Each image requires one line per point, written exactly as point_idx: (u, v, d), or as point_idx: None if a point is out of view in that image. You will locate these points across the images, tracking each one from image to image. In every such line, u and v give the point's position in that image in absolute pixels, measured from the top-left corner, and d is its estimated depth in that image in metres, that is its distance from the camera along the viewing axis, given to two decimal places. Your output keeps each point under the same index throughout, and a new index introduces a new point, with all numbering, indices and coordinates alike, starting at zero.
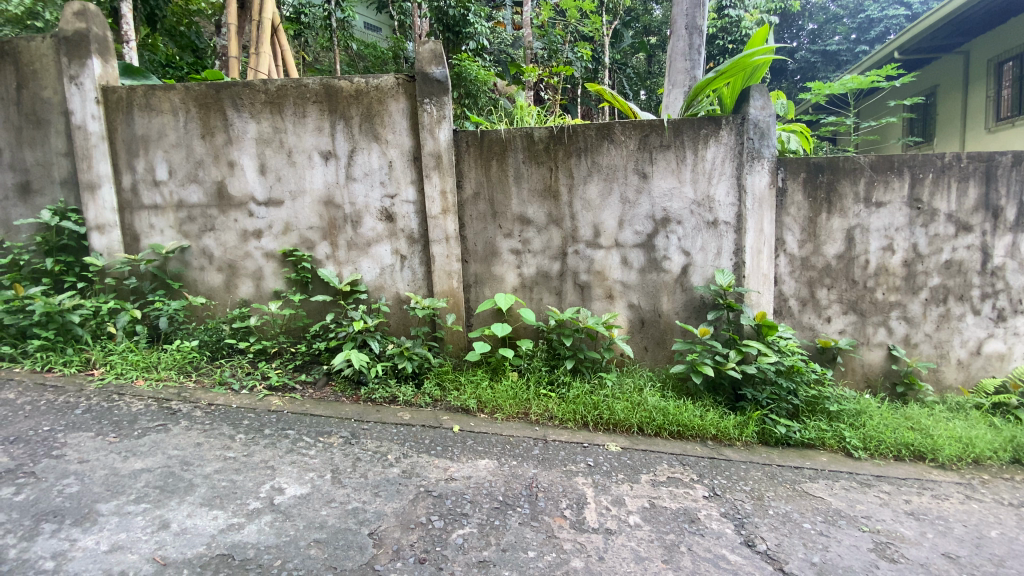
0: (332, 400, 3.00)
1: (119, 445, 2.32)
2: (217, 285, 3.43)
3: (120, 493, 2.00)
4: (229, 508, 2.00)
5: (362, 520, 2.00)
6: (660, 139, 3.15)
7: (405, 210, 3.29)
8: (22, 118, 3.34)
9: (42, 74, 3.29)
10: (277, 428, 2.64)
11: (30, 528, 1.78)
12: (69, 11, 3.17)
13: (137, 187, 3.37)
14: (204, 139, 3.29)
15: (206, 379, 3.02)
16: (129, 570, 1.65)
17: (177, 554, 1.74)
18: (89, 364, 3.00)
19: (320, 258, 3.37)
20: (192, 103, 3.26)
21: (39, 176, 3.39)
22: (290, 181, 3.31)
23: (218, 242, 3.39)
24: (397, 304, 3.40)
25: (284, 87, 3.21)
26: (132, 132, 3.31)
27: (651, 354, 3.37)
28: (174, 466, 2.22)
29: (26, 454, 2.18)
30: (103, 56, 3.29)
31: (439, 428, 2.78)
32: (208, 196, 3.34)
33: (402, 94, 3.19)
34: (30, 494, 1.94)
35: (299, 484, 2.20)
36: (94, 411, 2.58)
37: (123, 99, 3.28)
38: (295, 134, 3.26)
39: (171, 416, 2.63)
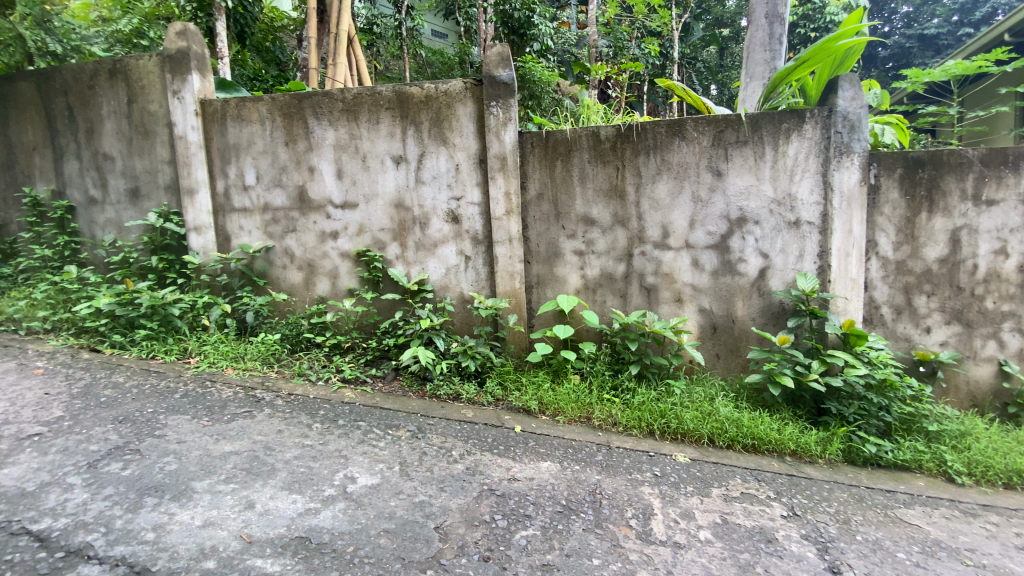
0: (400, 394, 3.11)
1: (211, 428, 2.52)
2: (297, 282, 3.66)
3: (211, 473, 2.17)
4: (306, 493, 2.12)
5: (428, 513, 2.05)
6: (735, 135, 3.00)
7: (470, 212, 3.34)
8: (133, 130, 3.73)
9: (150, 90, 3.65)
10: (349, 419, 2.76)
11: (135, 500, 1.96)
12: (172, 32, 3.49)
13: (229, 191, 3.66)
14: (288, 146, 3.52)
15: (286, 370, 3.22)
16: (220, 545, 1.79)
17: (261, 533, 1.86)
18: (186, 353, 3.29)
19: (390, 258, 3.49)
20: (277, 113, 3.50)
21: (147, 182, 3.77)
22: (364, 185, 3.46)
23: (299, 242, 3.61)
24: (462, 304, 3.46)
25: (360, 95, 3.36)
26: (225, 141, 3.60)
27: (724, 362, 3.21)
28: (259, 450, 2.38)
29: (133, 432, 2.42)
30: (201, 71, 3.60)
31: (501, 428, 2.80)
32: (290, 200, 3.57)
33: (469, 97, 3.25)
34: (135, 469, 2.15)
35: (370, 474, 2.28)
36: (190, 396, 2.83)
37: (218, 111, 3.57)
38: (369, 139, 3.40)
39: (256, 403, 2.83)
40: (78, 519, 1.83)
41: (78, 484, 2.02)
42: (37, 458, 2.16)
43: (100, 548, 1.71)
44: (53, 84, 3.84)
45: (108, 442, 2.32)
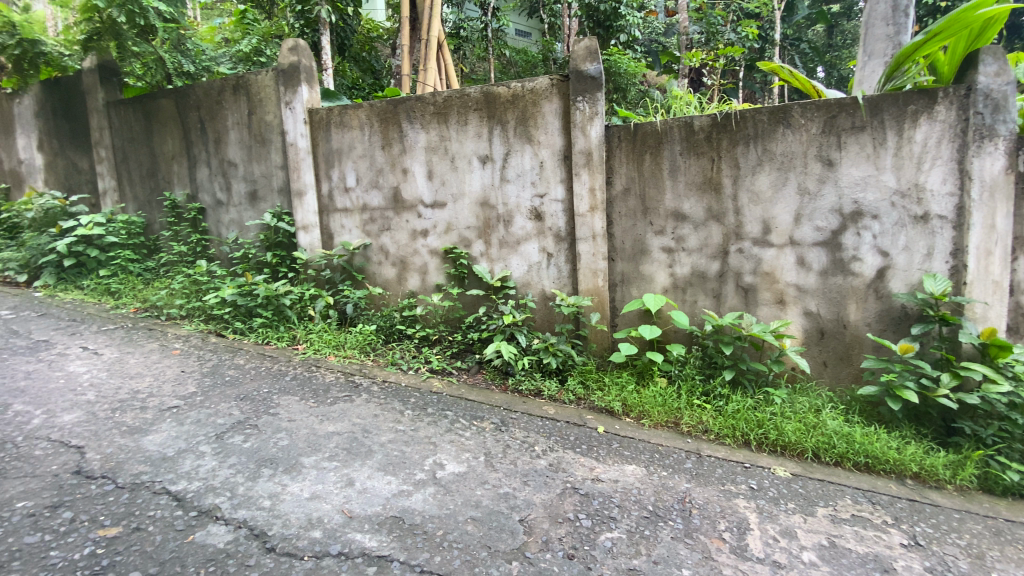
0: (484, 387, 3.20)
1: (317, 409, 2.76)
2: (390, 278, 3.88)
3: (317, 450, 2.37)
4: (399, 475, 2.24)
5: (513, 506, 2.08)
6: (851, 120, 2.72)
7: (554, 209, 3.34)
8: (253, 138, 4.15)
9: (266, 102, 4.04)
10: (437, 408, 2.88)
11: (254, 470, 2.19)
12: (286, 48, 3.83)
13: (332, 193, 3.96)
14: (384, 149, 3.74)
15: (381, 359, 3.44)
16: (325, 517, 1.95)
17: (360, 510, 2.00)
18: (295, 340, 3.62)
19: (475, 255, 3.59)
20: (375, 118, 3.72)
21: (264, 185, 4.18)
22: (452, 185, 3.59)
23: (393, 240, 3.82)
24: (544, 301, 3.47)
25: (450, 97, 3.48)
26: (329, 147, 3.90)
27: (832, 371, 2.93)
28: (357, 432, 2.56)
29: (252, 409, 2.71)
30: (309, 83, 3.92)
31: (584, 427, 2.77)
32: (385, 200, 3.79)
33: (556, 94, 3.24)
34: (254, 443, 2.39)
35: (457, 462, 2.37)
36: (299, 379, 3.11)
37: (323, 119, 3.87)
38: (458, 140, 3.52)
39: (354, 388, 3.05)
40: (208, 483, 2.08)
41: (208, 452, 2.29)
42: (175, 427, 2.47)
43: (226, 510, 1.93)
44: (188, 101, 4.38)
45: (231, 417, 2.60)
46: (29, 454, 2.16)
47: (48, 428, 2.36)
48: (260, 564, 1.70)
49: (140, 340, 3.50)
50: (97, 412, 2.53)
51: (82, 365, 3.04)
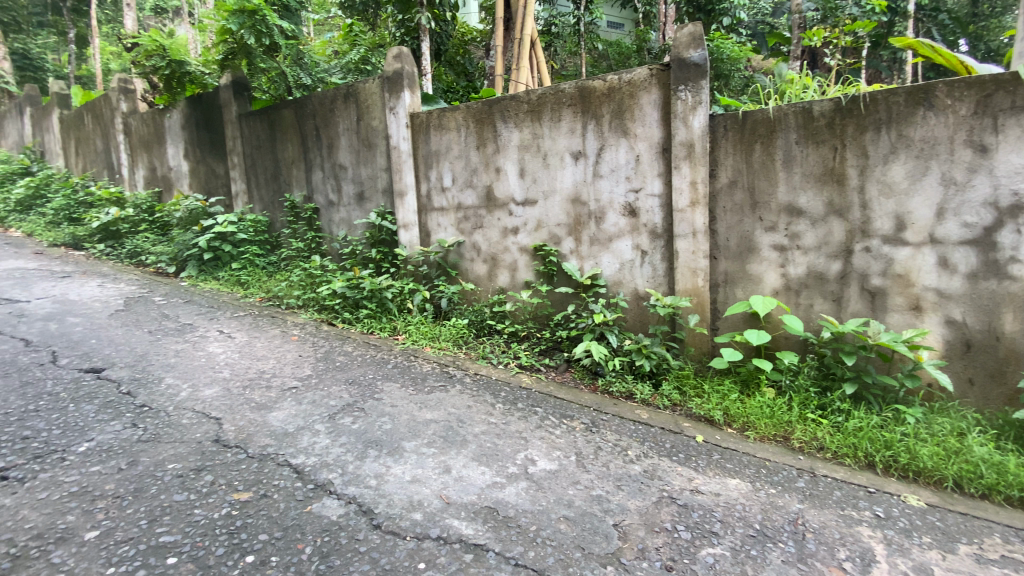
0: (572, 386, 3.18)
1: (415, 397, 2.91)
2: (482, 274, 3.99)
3: (417, 436, 2.50)
4: (493, 466, 2.30)
5: (606, 509, 2.05)
6: (1012, 98, 2.33)
7: (650, 204, 3.22)
8: (360, 143, 4.46)
9: (373, 108, 4.32)
10: (528, 403, 2.92)
11: (362, 450, 2.37)
12: (391, 56, 4.06)
13: (430, 193, 4.15)
14: (479, 149, 3.84)
15: (472, 353, 3.55)
16: (425, 501, 2.05)
17: (457, 496, 2.09)
18: (396, 331, 3.86)
19: (565, 253, 3.57)
20: (471, 119, 3.83)
21: (369, 186, 4.49)
22: (544, 182, 3.59)
23: (485, 238, 3.92)
24: (636, 300, 3.37)
25: (544, 94, 3.49)
26: (428, 148, 4.09)
27: (980, 390, 2.54)
28: (452, 422, 2.66)
29: (359, 393, 2.92)
30: (411, 88, 4.13)
31: (681, 434, 2.66)
32: (479, 198, 3.89)
33: (655, 84, 3.12)
34: (361, 424, 2.59)
35: (548, 459, 2.38)
36: (399, 367, 3.31)
37: (423, 122, 4.07)
38: (551, 137, 3.51)
39: (449, 379, 3.18)
40: (322, 459, 2.27)
41: (322, 430, 2.51)
42: (295, 405, 2.74)
43: (338, 485, 2.10)
44: (305, 110, 4.81)
45: (341, 399, 2.84)
46: (179, 421, 2.48)
47: (193, 400, 2.70)
48: (368, 539, 1.83)
49: (264, 325, 3.92)
50: (232, 388, 2.87)
51: (219, 346, 3.45)
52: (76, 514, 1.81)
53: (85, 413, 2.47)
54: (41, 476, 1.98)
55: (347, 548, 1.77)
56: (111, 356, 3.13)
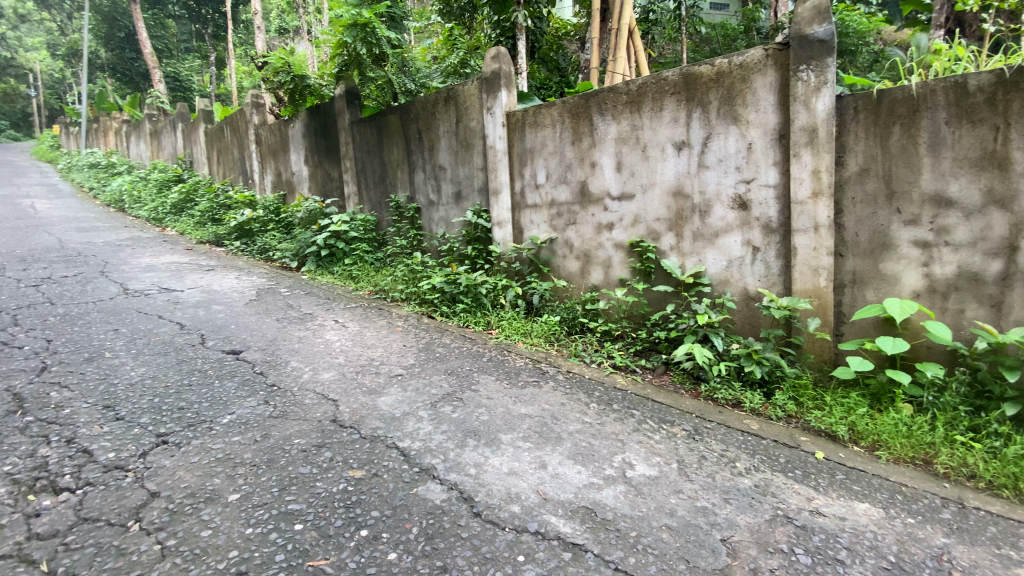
0: (671, 390, 3.04)
1: (510, 391, 2.95)
2: (574, 271, 3.95)
3: (513, 429, 2.54)
4: (589, 467, 2.26)
5: (713, 522, 1.93)
6: None
7: (763, 196, 2.97)
8: (458, 143, 4.62)
9: (471, 109, 4.44)
10: (624, 405, 2.84)
11: (462, 439, 2.44)
12: (489, 57, 4.14)
13: (524, 190, 4.18)
14: (574, 144, 3.79)
15: (565, 350, 3.52)
16: (523, 494, 2.07)
17: (555, 493, 2.08)
18: (489, 325, 3.94)
19: (664, 249, 3.42)
20: (567, 114, 3.79)
21: (466, 185, 4.64)
22: (643, 175, 3.46)
23: (579, 234, 3.87)
24: (744, 301, 3.13)
25: (645, 84, 3.35)
26: (523, 146, 4.12)
27: None
28: (547, 418, 2.66)
29: (457, 384, 3.03)
30: (508, 87, 4.18)
31: (796, 449, 2.43)
32: (574, 194, 3.84)
33: (771, 66, 2.87)
34: (461, 414, 2.67)
35: (647, 465, 2.29)
36: (493, 361, 3.38)
37: (519, 120, 4.10)
38: (652, 128, 3.37)
39: (542, 375, 3.18)
40: (426, 444, 2.38)
41: (425, 417, 2.63)
42: (400, 391, 2.90)
43: (441, 471, 2.19)
44: (409, 114, 5.08)
45: (442, 388, 2.96)
46: (302, 401, 2.74)
47: (314, 381, 2.98)
48: (469, 526, 1.88)
49: (371, 316, 4.21)
50: (346, 373, 3.12)
51: (333, 334, 3.75)
52: (221, 477, 2.05)
53: (227, 389, 2.82)
54: (195, 442, 2.28)
55: (450, 532, 1.84)
56: (247, 340, 3.54)
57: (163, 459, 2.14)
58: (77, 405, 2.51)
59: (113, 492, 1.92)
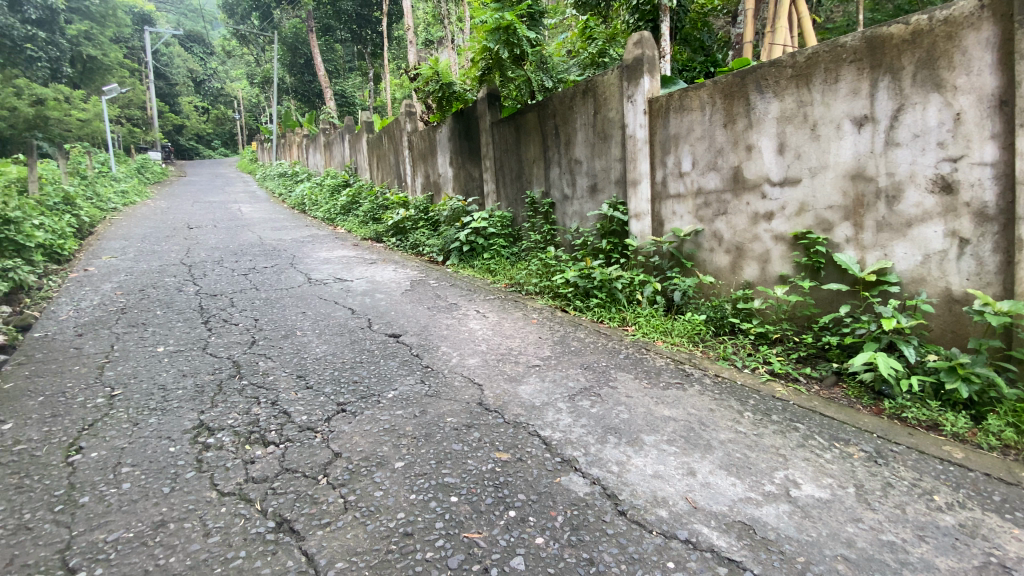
0: (843, 403, 2.66)
1: (653, 391, 2.84)
2: (723, 266, 3.66)
3: (656, 431, 2.43)
4: (745, 480, 2.08)
5: (903, 561, 1.65)
6: None
7: (975, 176, 2.43)
8: (596, 135, 4.55)
9: (610, 99, 4.34)
10: (784, 417, 2.55)
11: (603, 435, 2.41)
12: (631, 43, 3.99)
13: (666, 179, 3.98)
14: (726, 127, 3.50)
15: (711, 352, 3.29)
16: (670, 500, 1.97)
17: (706, 503, 1.95)
18: (625, 321, 3.84)
19: (837, 241, 2.99)
20: (718, 96, 3.52)
21: (603, 178, 4.56)
22: (811, 157, 3.06)
23: (729, 225, 3.57)
24: (946, 303, 2.61)
25: (816, 54, 2.96)
26: (666, 133, 3.91)
27: None
28: (695, 423, 2.50)
29: (595, 378, 3.00)
30: (651, 73, 4.00)
31: (1019, 488, 1.97)
32: (724, 181, 3.55)
33: (991, 17, 2.33)
34: (600, 409, 2.64)
35: (816, 486, 2.03)
36: (632, 358, 3.28)
37: (663, 106, 3.90)
38: (824, 103, 2.96)
39: (686, 377, 3.01)
40: (567, 436, 2.40)
41: (565, 409, 2.65)
42: (540, 381, 2.97)
43: (583, 464, 2.19)
44: (546, 110, 5.14)
45: (579, 381, 2.96)
46: (452, 383, 2.95)
47: (461, 366, 3.19)
48: (615, 523, 1.85)
49: (508, 308, 4.37)
50: (488, 360, 3.29)
51: (475, 324, 3.98)
52: (388, 446, 2.30)
53: (391, 367, 3.16)
54: (367, 412, 2.60)
55: (595, 526, 1.83)
56: (404, 325, 3.92)
57: (343, 425, 2.47)
58: (278, 373, 3.01)
59: (306, 449, 2.27)
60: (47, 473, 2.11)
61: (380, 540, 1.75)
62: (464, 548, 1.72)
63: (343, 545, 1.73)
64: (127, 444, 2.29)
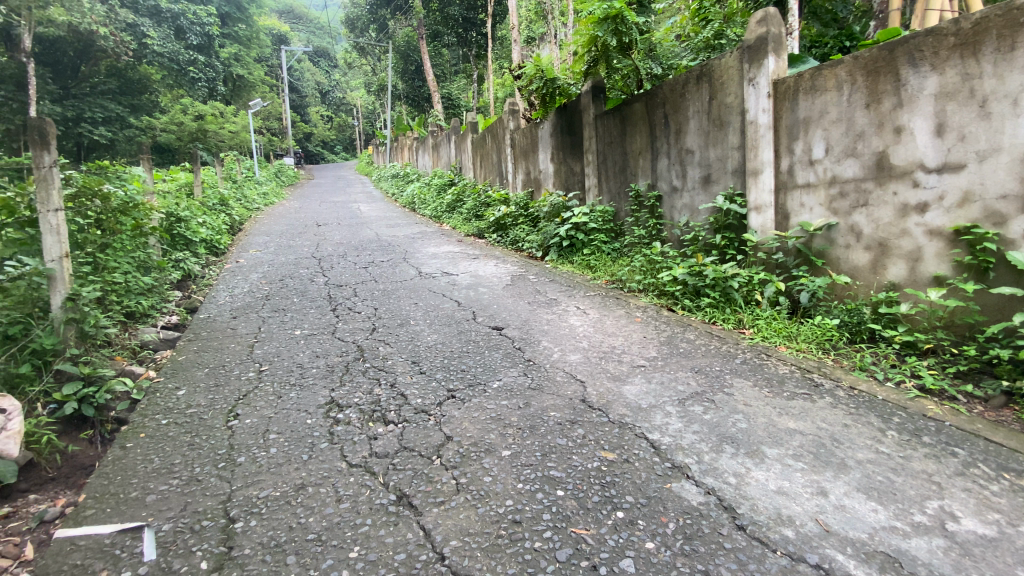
0: (1019, 429, 2.25)
1: (774, 400, 2.61)
2: (862, 264, 3.25)
3: (780, 444, 2.23)
4: (889, 507, 1.83)
5: None
6: None
7: None
8: (711, 123, 4.27)
9: (728, 83, 4.05)
10: (939, 440, 2.21)
11: (717, 443, 2.26)
12: (754, 21, 3.70)
13: (793, 168, 3.62)
14: (869, 107, 3.09)
15: (845, 361, 2.95)
16: (797, 520, 1.80)
17: (840, 528, 1.75)
18: (741, 324, 3.58)
19: (1013, 237, 2.52)
20: (860, 73, 3.12)
21: (717, 168, 4.28)
22: (979, 138, 2.61)
23: (871, 218, 3.16)
24: None
25: (989, 17, 2.52)
26: (794, 117, 3.56)
27: None
28: (826, 439, 2.26)
29: (708, 383, 2.83)
30: (777, 52, 3.67)
31: None
32: (865, 169, 3.15)
33: None
34: (713, 416, 2.48)
35: (981, 521, 1.74)
36: (750, 363, 3.05)
37: (790, 87, 3.55)
38: (997, 75, 2.51)
39: (815, 387, 2.72)
40: (677, 441, 2.29)
41: (674, 413, 2.54)
42: (646, 383, 2.87)
43: (695, 472, 2.07)
44: (655, 99, 4.94)
45: (690, 385, 2.81)
46: (554, 377, 2.96)
47: (563, 361, 3.19)
48: (732, 537, 1.73)
49: (610, 305, 4.28)
50: (591, 357, 3.25)
51: (577, 320, 3.95)
52: (495, 434, 2.37)
53: (495, 358, 3.25)
54: (474, 400, 2.70)
55: (710, 539, 1.73)
56: (507, 318, 4.02)
57: (453, 410, 2.59)
58: (395, 358, 3.25)
59: (421, 430, 2.41)
60: (212, 434, 2.47)
61: (491, 524, 1.82)
62: (572, 542, 1.72)
63: (457, 525, 1.81)
64: (272, 414, 2.61)
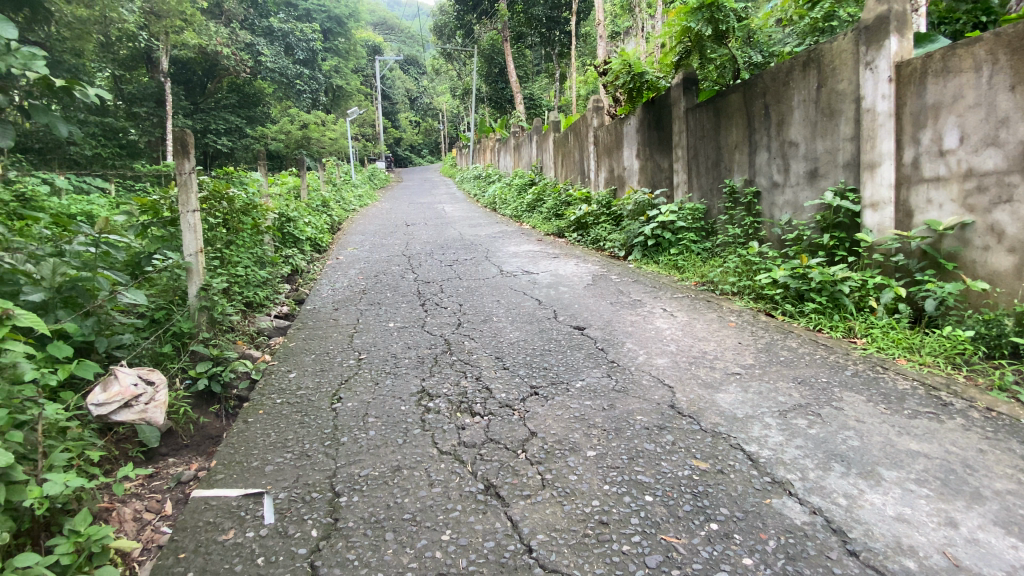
0: None
1: (892, 418, 2.36)
2: (1005, 269, 2.84)
3: (899, 466, 2.01)
4: None
5: None
6: None
7: None
8: (819, 113, 3.94)
9: (841, 69, 3.71)
10: None
11: (824, 460, 2.09)
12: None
13: (918, 160, 3.23)
14: (1015, 89, 2.70)
15: (980, 379, 2.60)
16: (920, 551, 1.62)
17: (973, 564, 1.55)
18: (852, 332, 3.27)
19: None
20: (1004, 50, 2.73)
21: (826, 162, 3.93)
22: None
23: (1017, 216, 2.75)
24: None
25: None
26: (920, 103, 3.18)
27: None
28: (956, 464, 2.00)
29: (813, 396, 2.61)
30: (901, 32, 3.31)
31: None
32: (1010, 159, 2.75)
33: None
34: (820, 431, 2.29)
35: None
36: (863, 376, 2.77)
37: (916, 70, 3.18)
38: None
39: (943, 406, 2.42)
40: (778, 455, 2.14)
41: (774, 425, 2.37)
42: (740, 392, 2.71)
43: (798, 489, 1.93)
44: (754, 90, 4.64)
45: (791, 397, 2.61)
46: (640, 380, 2.89)
47: (649, 365, 3.10)
48: (843, 562, 1.59)
49: (700, 308, 4.09)
50: (679, 361, 3.14)
51: (663, 322, 3.82)
52: (580, 434, 2.36)
53: (578, 358, 3.24)
54: (557, 398, 2.71)
55: (815, 561, 1.60)
56: (589, 318, 3.98)
57: (537, 406, 2.62)
58: (480, 353, 3.35)
59: (507, 424, 2.47)
60: (319, 414, 2.71)
61: (577, 522, 1.82)
62: (662, 549, 1.68)
63: (543, 519, 1.84)
64: (370, 400, 2.80)
